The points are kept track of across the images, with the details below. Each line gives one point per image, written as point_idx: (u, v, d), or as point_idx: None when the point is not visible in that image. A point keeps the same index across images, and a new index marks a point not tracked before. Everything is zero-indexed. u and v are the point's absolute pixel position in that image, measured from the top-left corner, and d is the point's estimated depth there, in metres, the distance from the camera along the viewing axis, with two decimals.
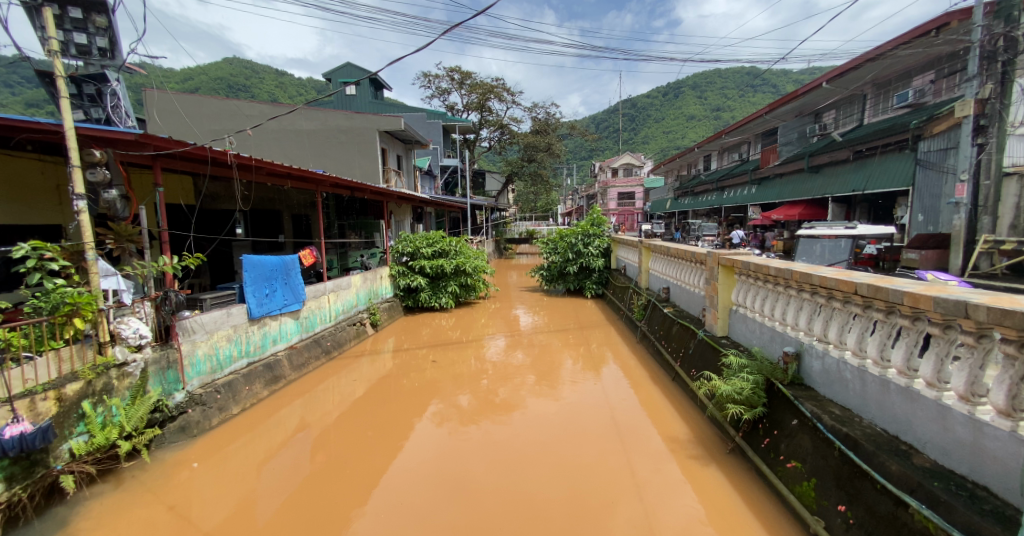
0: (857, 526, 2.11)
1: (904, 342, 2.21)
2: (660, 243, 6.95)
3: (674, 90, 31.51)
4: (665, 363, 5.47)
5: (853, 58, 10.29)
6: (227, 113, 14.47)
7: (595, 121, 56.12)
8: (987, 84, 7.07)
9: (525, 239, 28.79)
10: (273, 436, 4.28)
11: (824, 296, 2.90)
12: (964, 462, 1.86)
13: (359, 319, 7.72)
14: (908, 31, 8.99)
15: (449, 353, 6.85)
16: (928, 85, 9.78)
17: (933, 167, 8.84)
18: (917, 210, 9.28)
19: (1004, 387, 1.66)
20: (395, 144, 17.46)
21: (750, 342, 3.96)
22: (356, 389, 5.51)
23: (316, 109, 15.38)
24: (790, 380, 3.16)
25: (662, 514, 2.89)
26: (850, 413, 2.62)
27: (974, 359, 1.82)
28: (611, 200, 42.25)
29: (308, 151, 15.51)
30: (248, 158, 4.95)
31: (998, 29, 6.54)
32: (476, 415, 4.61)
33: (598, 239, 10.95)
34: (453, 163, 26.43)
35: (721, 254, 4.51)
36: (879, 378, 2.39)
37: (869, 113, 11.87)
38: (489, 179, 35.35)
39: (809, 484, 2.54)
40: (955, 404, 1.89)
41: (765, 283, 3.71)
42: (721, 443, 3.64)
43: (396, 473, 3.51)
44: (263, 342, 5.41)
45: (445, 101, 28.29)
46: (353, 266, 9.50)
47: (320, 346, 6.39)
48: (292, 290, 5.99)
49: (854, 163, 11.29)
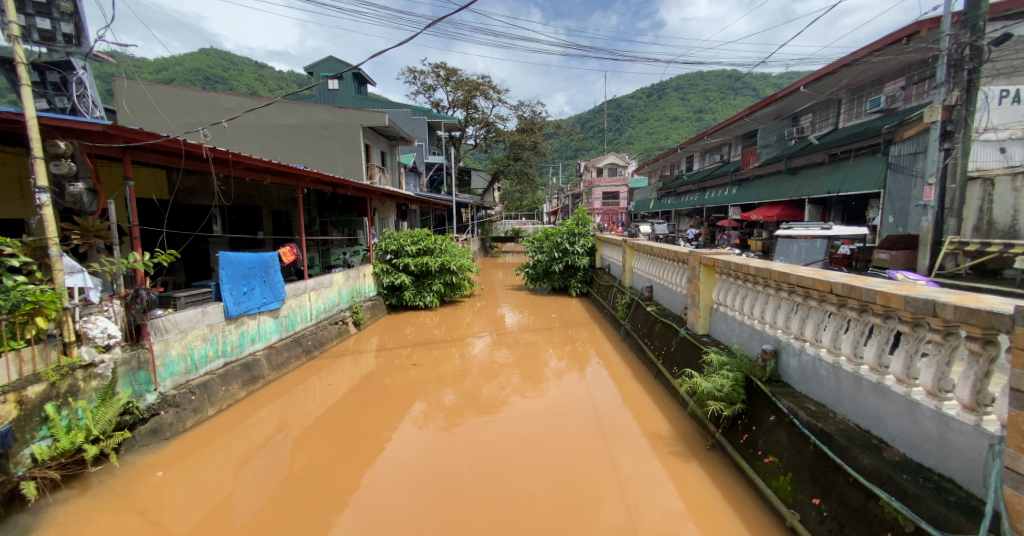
0: (831, 519, 2.17)
1: (876, 339, 2.28)
2: (643, 242, 7.02)
3: (656, 92, 32.10)
4: (648, 361, 5.55)
5: (829, 64, 10.60)
6: (203, 106, 14.02)
7: (581, 120, 56.54)
8: (954, 91, 7.29)
9: (511, 237, 28.92)
10: (251, 438, 4.17)
11: (801, 295, 2.98)
12: (931, 455, 1.94)
13: (340, 318, 7.57)
14: (882, 38, 9.33)
15: (433, 352, 6.78)
16: (899, 91, 10.17)
17: (903, 171, 9.17)
18: (888, 211, 9.64)
19: (970, 383, 1.74)
20: (379, 140, 17.23)
21: (730, 340, 4.04)
22: (337, 389, 5.40)
23: (297, 103, 15.05)
24: (768, 377, 3.25)
25: (644, 511, 2.92)
26: (824, 408, 2.70)
27: (941, 356, 1.90)
28: (596, 200, 42.74)
29: (288, 146, 15.17)
30: (225, 152, 4.80)
31: (964, 38, 6.77)
32: (461, 414, 4.58)
33: (583, 238, 11.01)
34: (439, 160, 26.30)
35: (703, 253, 4.58)
36: (852, 374, 2.47)
37: (844, 117, 12.25)
38: (475, 176, 35.32)
39: (785, 478, 2.60)
40: (923, 400, 1.97)
41: (745, 282, 3.79)
42: (701, 439, 3.72)
43: (379, 472, 3.49)
44: (240, 342, 5.25)
45: (430, 97, 28.10)
46: (335, 263, 9.35)
47: (300, 345, 6.23)
48: (272, 288, 5.85)
49: (830, 165, 11.62)
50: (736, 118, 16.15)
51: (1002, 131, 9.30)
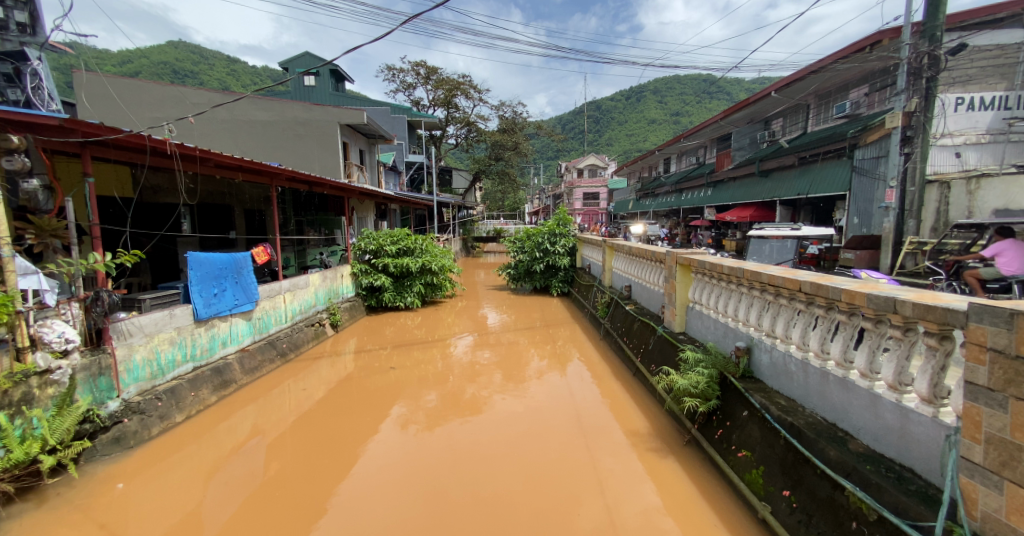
0: (800, 510, 2.24)
1: (842, 336, 2.38)
2: (622, 242, 7.11)
3: (634, 94, 32.69)
4: (627, 359, 5.64)
5: (798, 70, 10.99)
6: (171, 100, 13.51)
7: (562, 122, 56.97)
8: (913, 98, 7.64)
9: (493, 237, 28.87)
10: (222, 445, 4.04)
11: (773, 294, 3.07)
12: (892, 445, 2.03)
13: (317, 320, 7.40)
14: (847, 46, 9.73)
15: (413, 354, 6.69)
16: (863, 97, 10.63)
17: (867, 174, 9.57)
18: (853, 213, 10.05)
19: (927, 376, 1.83)
20: (357, 138, 16.93)
21: (705, 338, 4.14)
22: (313, 392, 5.28)
23: (271, 99, 14.67)
24: (741, 373, 3.34)
25: (622, 507, 2.97)
26: (794, 403, 2.79)
27: (901, 351, 1.99)
28: (577, 200, 43.13)
29: (262, 143, 14.76)
30: (193, 149, 4.63)
31: (923, 48, 7.11)
32: (442, 415, 4.55)
33: (564, 239, 11.09)
34: (419, 159, 26.07)
35: (679, 253, 4.68)
36: (820, 369, 2.56)
37: (812, 122, 12.70)
38: (455, 176, 35.12)
39: (757, 472, 2.68)
40: (886, 393, 2.06)
41: (719, 281, 3.88)
42: (678, 436, 3.80)
43: (358, 476, 3.44)
44: (211, 345, 5.08)
45: (410, 96, 27.85)
46: (311, 264, 9.14)
47: (274, 348, 6.05)
48: (244, 289, 5.67)
49: (799, 168, 12.04)
50: (711, 121, 16.55)
51: (957, 137, 9.88)
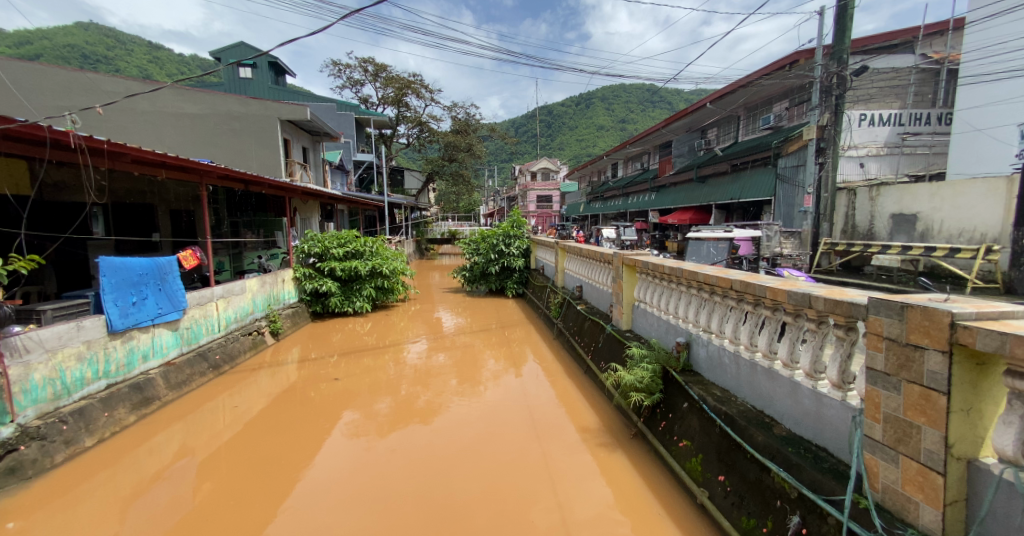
0: (733, 493, 2.41)
1: (768, 329, 2.59)
2: (574, 244, 7.29)
3: (585, 100, 33.80)
4: (579, 357, 5.81)
5: (730, 84, 11.86)
6: (79, 88, 12.10)
7: (516, 124, 57.55)
8: (825, 113, 8.51)
9: (447, 239, 28.64)
10: (144, 468, 3.68)
11: (708, 292, 3.29)
12: (810, 428, 2.23)
13: (255, 328, 6.93)
14: (769, 64, 10.67)
15: (364, 361, 6.46)
16: (784, 111, 11.71)
17: (789, 181, 10.50)
18: (778, 217, 11.00)
19: (837, 364, 2.04)
20: (300, 135, 16.09)
21: (649, 334, 4.34)
22: (252, 405, 4.95)
23: (200, 90, 13.59)
24: (682, 367, 3.53)
25: (574, 504, 3.04)
26: (728, 393, 2.99)
27: (816, 341, 2.20)
28: (531, 202, 43.66)
29: (191, 138, 13.62)
30: (103, 142, 4.18)
31: (833, 68, 7.94)
32: (395, 422, 4.44)
33: (518, 240, 11.21)
34: (368, 158, 25.25)
35: (625, 254, 4.89)
36: (749, 361, 2.77)
37: (743, 132, 13.76)
38: (407, 177, 34.33)
39: (696, 460, 2.84)
40: (804, 381, 2.26)
41: (661, 281, 4.10)
42: (626, 429, 3.97)
43: (301, 494, 3.24)
44: (129, 360, 4.59)
45: (358, 93, 26.96)
46: (249, 269, 8.57)
47: (205, 361, 5.59)
48: (169, 297, 5.19)
49: (732, 175, 13.01)
50: (654, 129, 17.45)
51: (862, 149, 11.07)
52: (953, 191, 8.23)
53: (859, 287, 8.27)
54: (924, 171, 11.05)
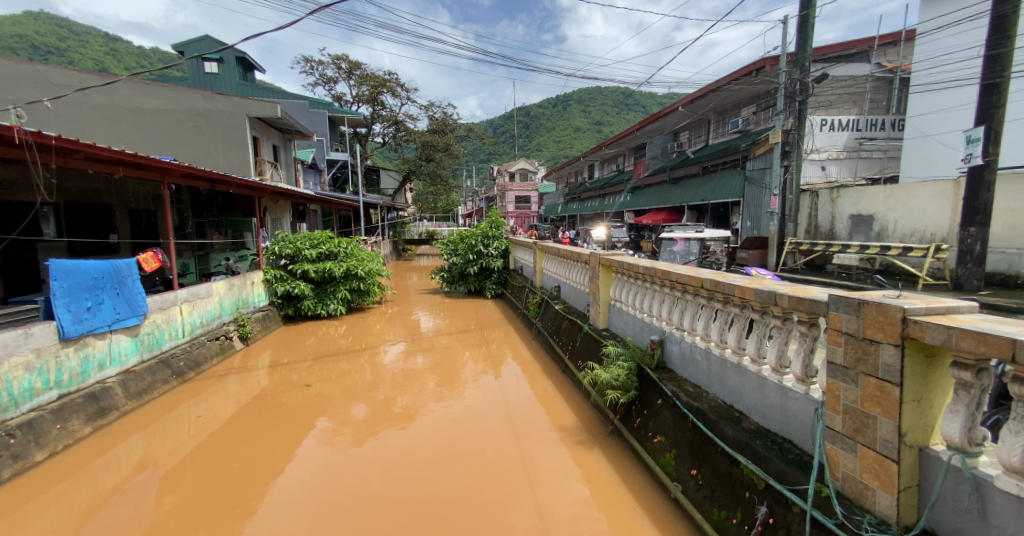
0: (705, 486, 2.47)
1: (737, 326, 2.67)
2: (551, 244, 7.34)
3: (562, 101, 34.12)
4: (557, 355, 5.86)
5: (700, 89, 12.20)
6: (26, 80, 11.35)
7: (494, 125, 57.51)
8: (789, 118, 8.88)
9: (425, 239, 28.29)
10: (101, 482, 3.49)
11: (680, 290, 3.37)
12: (776, 421, 2.32)
13: (223, 332, 6.67)
14: (737, 70, 11.04)
15: (339, 365, 6.30)
16: (751, 115, 12.15)
17: (756, 184, 10.89)
18: (746, 217, 11.40)
19: (800, 358, 2.13)
20: (270, 133, 15.60)
21: (625, 333, 4.40)
22: (219, 413, 4.77)
23: (161, 85, 12.99)
24: (656, 364, 3.61)
25: (553, 502, 3.05)
26: (700, 389, 3.07)
27: (781, 337, 2.29)
28: (509, 203, 43.68)
29: (152, 134, 12.99)
30: (53, 138, 3.93)
31: (796, 75, 8.30)
32: (372, 426, 4.37)
33: (496, 240, 11.21)
34: (342, 157, 24.71)
35: (601, 254, 4.96)
36: (720, 357, 2.85)
37: (713, 135, 14.18)
38: (384, 176, 33.79)
39: (670, 455, 2.90)
40: (770, 376, 2.34)
41: (636, 280, 4.18)
42: (602, 427, 4.03)
43: (273, 504, 3.12)
44: (83, 368, 4.34)
45: (332, 90, 26.37)
46: (215, 271, 8.25)
47: (168, 368, 5.33)
48: (127, 302, 4.94)
49: (703, 177, 13.39)
50: (628, 132, 17.76)
51: (823, 152, 11.56)
52: (905, 193, 8.70)
53: (822, 285, 8.64)
54: (880, 174, 11.68)
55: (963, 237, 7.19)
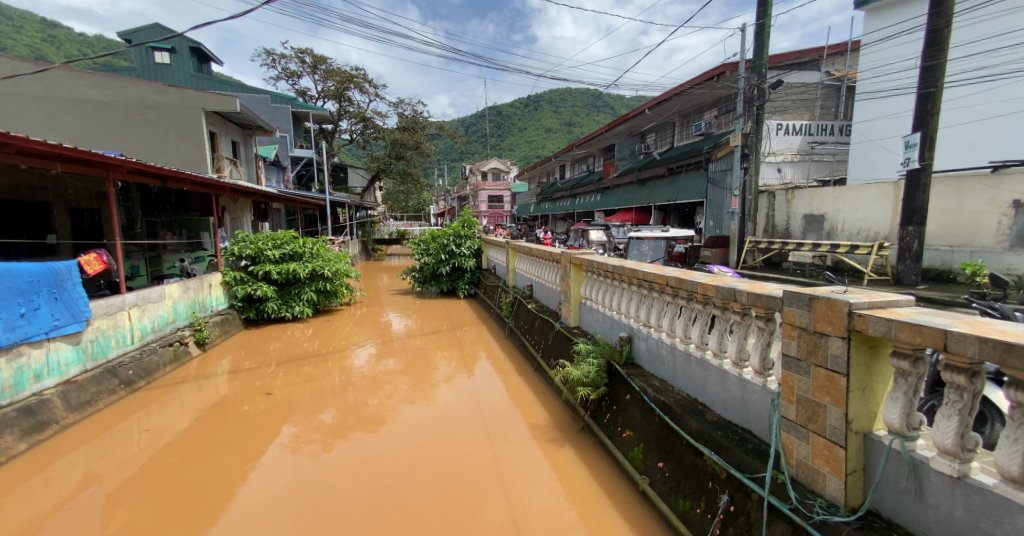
0: (671, 477, 2.55)
1: (700, 322, 2.77)
2: (524, 243, 7.38)
3: (534, 102, 34.32)
4: (529, 354, 5.88)
5: (665, 92, 12.57)
6: None
7: (465, 124, 57.22)
8: (748, 122, 9.29)
9: (395, 239, 27.77)
10: (38, 502, 3.24)
11: (646, 288, 3.45)
12: (736, 412, 2.42)
13: (177, 338, 6.31)
14: (700, 74, 11.45)
15: (304, 369, 6.09)
16: (713, 119, 12.61)
17: (718, 185, 11.32)
18: (709, 217, 11.83)
19: (758, 351, 2.23)
20: (229, 128, 14.90)
21: (595, 330, 4.47)
22: (174, 424, 4.52)
23: (106, 75, 12.16)
24: (625, 360, 3.69)
25: (525, 500, 3.07)
26: (666, 383, 3.16)
27: (739, 333, 2.39)
28: (482, 202, 43.51)
29: (95, 128, 12.13)
30: None
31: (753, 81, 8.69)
32: (341, 431, 4.26)
33: (469, 240, 11.16)
34: (307, 154, 23.88)
35: (572, 253, 5.02)
36: (684, 352, 2.94)
37: (678, 138, 14.64)
38: (352, 175, 32.92)
39: (638, 449, 2.98)
40: (730, 369, 2.44)
41: (605, 278, 4.25)
42: (574, 423, 4.08)
43: (234, 517, 3.00)
44: (17, 380, 3.98)
45: (296, 85, 25.45)
46: (168, 273, 7.81)
47: (116, 377, 5.00)
48: (67, 307, 4.59)
49: (669, 177, 13.78)
50: (597, 132, 18.05)
51: (778, 155, 12.10)
52: (852, 194, 9.26)
53: (778, 281, 9.12)
54: (831, 176, 12.41)
55: (902, 235, 7.72)
